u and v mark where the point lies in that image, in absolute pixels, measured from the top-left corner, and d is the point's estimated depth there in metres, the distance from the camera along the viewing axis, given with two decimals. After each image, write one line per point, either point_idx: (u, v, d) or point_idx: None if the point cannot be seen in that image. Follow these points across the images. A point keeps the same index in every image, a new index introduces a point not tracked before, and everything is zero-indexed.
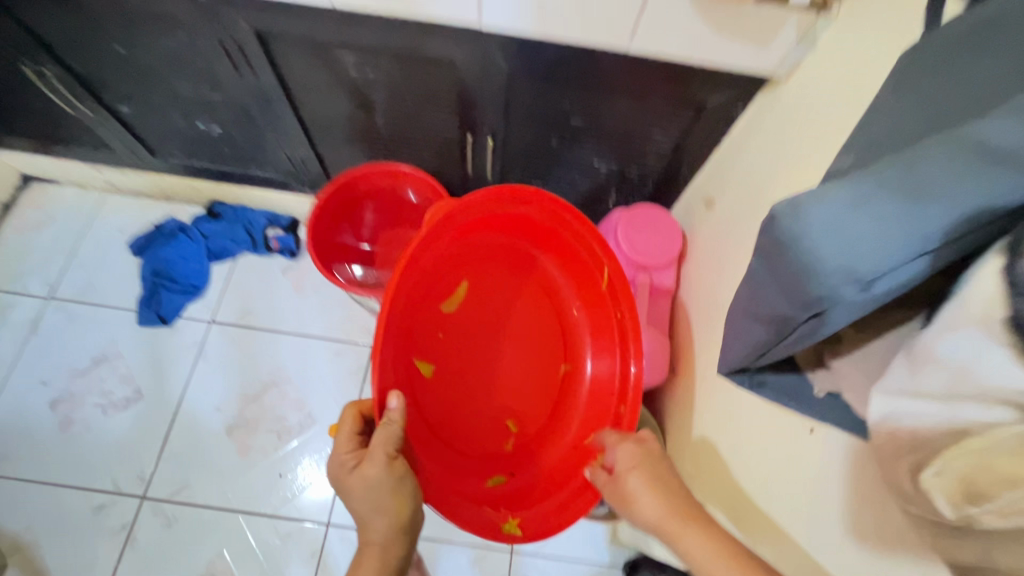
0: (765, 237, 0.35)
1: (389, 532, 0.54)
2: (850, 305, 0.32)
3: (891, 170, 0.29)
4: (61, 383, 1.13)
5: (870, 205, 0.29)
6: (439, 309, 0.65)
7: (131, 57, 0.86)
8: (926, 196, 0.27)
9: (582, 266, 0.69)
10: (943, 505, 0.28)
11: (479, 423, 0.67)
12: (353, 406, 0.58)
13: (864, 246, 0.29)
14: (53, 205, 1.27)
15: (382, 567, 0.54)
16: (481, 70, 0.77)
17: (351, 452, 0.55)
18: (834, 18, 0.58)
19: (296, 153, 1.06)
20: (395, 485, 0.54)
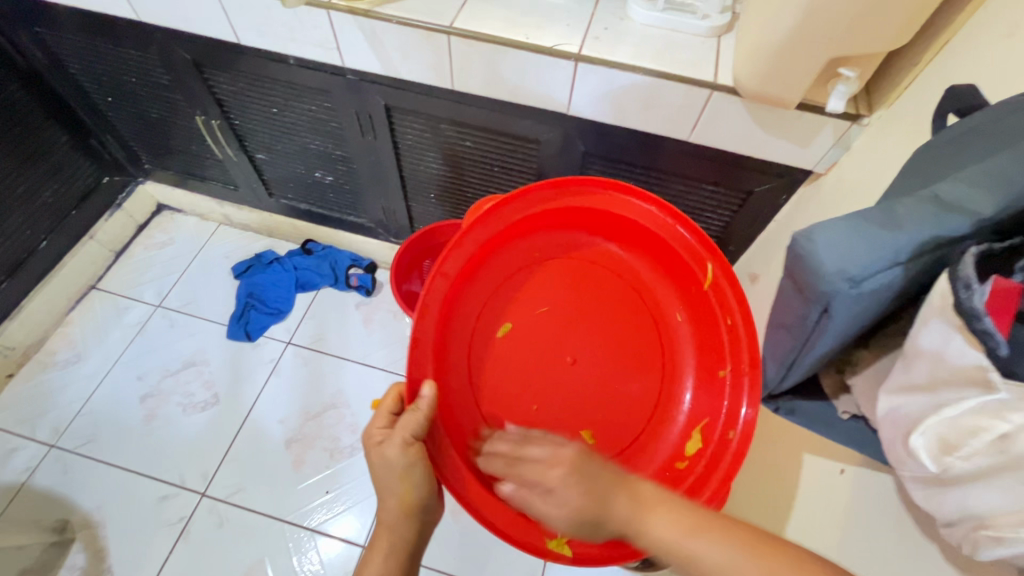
0: (789, 261, 0.37)
1: (396, 511, 0.57)
2: (852, 300, 0.33)
3: (890, 204, 0.34)
4: (153, 380, 1.27)
5: (878, 225, 0.33)
6: (517, 298, 0.67)
7: (279, 115, 1.07)
8: (918, 217, 0.32)
9: (677, 263, 0.65)
10: (926, 460, 0.30)
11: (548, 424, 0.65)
12: (394, 386, 0.61)
13: (872, 252, 0.32)
14: (177, 229, 1.49)
15: (388, 546, 0.58)
16: (561, 148, 0.92)
17: (382, 426, 0.58)
18: (864, 126, 0.70)
19: (390, 204, 1.24)
20: (405, 470, 0.57)
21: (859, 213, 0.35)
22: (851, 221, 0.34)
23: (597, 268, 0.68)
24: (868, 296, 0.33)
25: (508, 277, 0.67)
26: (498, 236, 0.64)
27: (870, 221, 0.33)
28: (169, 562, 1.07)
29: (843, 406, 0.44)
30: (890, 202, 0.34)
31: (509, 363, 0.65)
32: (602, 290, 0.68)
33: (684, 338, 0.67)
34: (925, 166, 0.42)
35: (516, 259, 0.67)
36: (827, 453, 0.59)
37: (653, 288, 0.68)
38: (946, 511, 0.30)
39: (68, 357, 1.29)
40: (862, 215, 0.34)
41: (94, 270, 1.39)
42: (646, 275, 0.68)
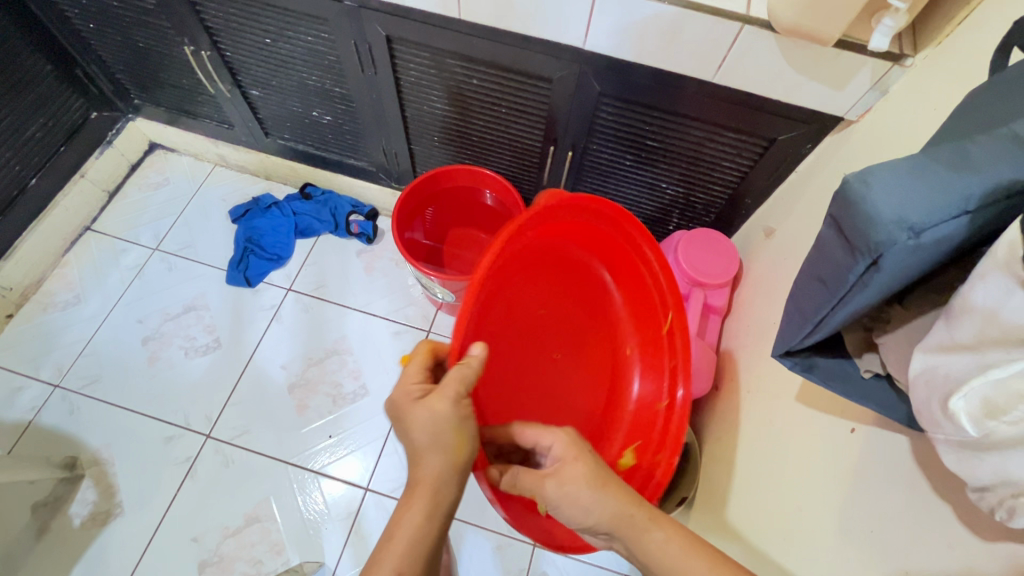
0: (839, 204, 0.34)
1: (444, 466, 0.56)
2: (906, 252, 0.31)
3: (954, 148, 0.31)
4: (154, 323, 1.26)
5: (945, 172, 0.30)
6: (516, 300, 0.70)
7: (274, 47, 1.01)
8: (985, 166, 0.29)
9: (647, 309, 0.76)
10: (966, 425, 0.29)
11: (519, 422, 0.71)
12: (426, 344, 0.64)
13: (934, 200, 0.29)
14: (171, 169, 1.45)
15: (430, 503, 0.55)
16: (574, 87, 0.87)
17: (418, 384, 0.60)
18: (907, 68, 0.64)
19: (393, 147, 1.18)
20: (457, 424, 0.58)
21: (922, 156, 0.32)
22: (911, 165, 0.31)
23: (583, 286, 0.76)
24: (919, 248, 0.30)
25: (517, 276, 0.69)
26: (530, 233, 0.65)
27: (934, 166, 0.30)
28: (177, 499, 1.09)
29: (867, 365, 0.43)
30: (954, 146, 0.31)
31: (500, 358, 0.69)
32: (582, 306, 0.76)
33: (635, 361, 0.77)
34: (992, 105, 0.37)
35: (526, 259, 0.69)
36: (838, 412, 0.57)
37: (616, 312, 0.78)
38: (979, 475, 0.29)
39: (67, 299, 1.27)
40: (925, 160, 0.31)
41: (88, 210, 1.35)
42: (615, 304, 0.78)
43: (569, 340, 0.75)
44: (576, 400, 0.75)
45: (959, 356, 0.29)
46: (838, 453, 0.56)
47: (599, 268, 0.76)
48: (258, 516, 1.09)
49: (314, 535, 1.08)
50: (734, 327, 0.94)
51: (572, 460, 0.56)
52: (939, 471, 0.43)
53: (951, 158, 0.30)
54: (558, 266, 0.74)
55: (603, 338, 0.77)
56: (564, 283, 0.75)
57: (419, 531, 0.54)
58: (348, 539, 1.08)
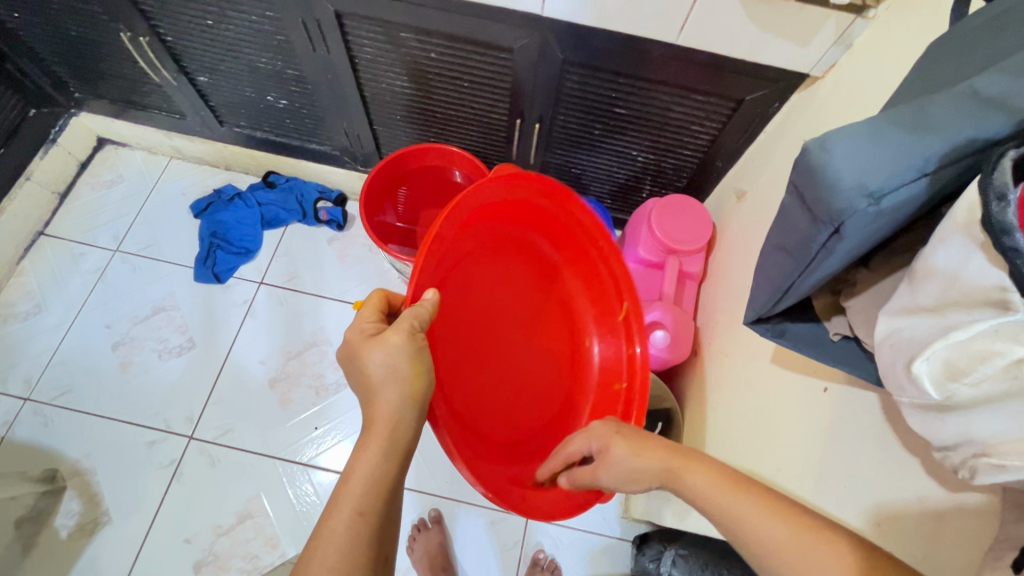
0: (799, 172, 0.33)
1: (401, 401, 0.55)
2: (866, 218, 0.30)
3: (911, 109, 0.30)
4: (123, 327, 1.22)
5: (902, 133, 0.29)
6: (471, 289, 0.68)
7: (217, 29, 0.95)
8: (943, 124, 0.28)
9: (592, 269, 0.77)
10: (930, 388, 0.29)
11: (498, 405, 0.70)
12: (378, 292, 0.63)
13: (894, 164, 0.29)
14: (124, 166, 1.38)
15: (386, 441, 0.55)
16: (535, 55, 0.83)
17: (374, 323, 0.59)
18: (870, 20, 0.63)
19: (354, 129, 1.14)
20: (415, 354, 0.55)
21: (882, 114, 0.31)
22: (868, 125, 0.30)
23: (527, 257, 0.75)
24: (879, 211, 0.30)
25: (462, 268, 0.67)
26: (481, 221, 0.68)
27: (890, 126, 0.29)
28: (166, 502, 1.08)
29: (835, 329, 0.43)
30: (911, 106, 0.30)
31: (461, 351, 0.67)
32: (532, 281, 0.75)
33: (590, 319, 0.78)
34: (951, 59, 0.37)
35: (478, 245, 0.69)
36: (812, 372, 0.58)
37: (569, 284, 0.78)
38: (942, 436, 0.30)
39: (27, 308, 1.22)
40: (882, 120, 0.30)
41: (40, 215, 1.29)
42: (560, 267, 0.78)
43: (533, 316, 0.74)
44: (548, 371, 0.74)
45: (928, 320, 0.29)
46: (814, 412, 0.57)
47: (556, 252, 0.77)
48: (249, 512, 1.09)
49: (307, 525, 1.09)
50: (711, 292, 0.94)
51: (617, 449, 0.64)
52: (909, 427, 0.44)
53: (910, 118, 0.29)
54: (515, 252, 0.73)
55: (559, 304, 0.77)
56: (512, 261, 0.73)
57: (377, 465, 0.54)
58: None
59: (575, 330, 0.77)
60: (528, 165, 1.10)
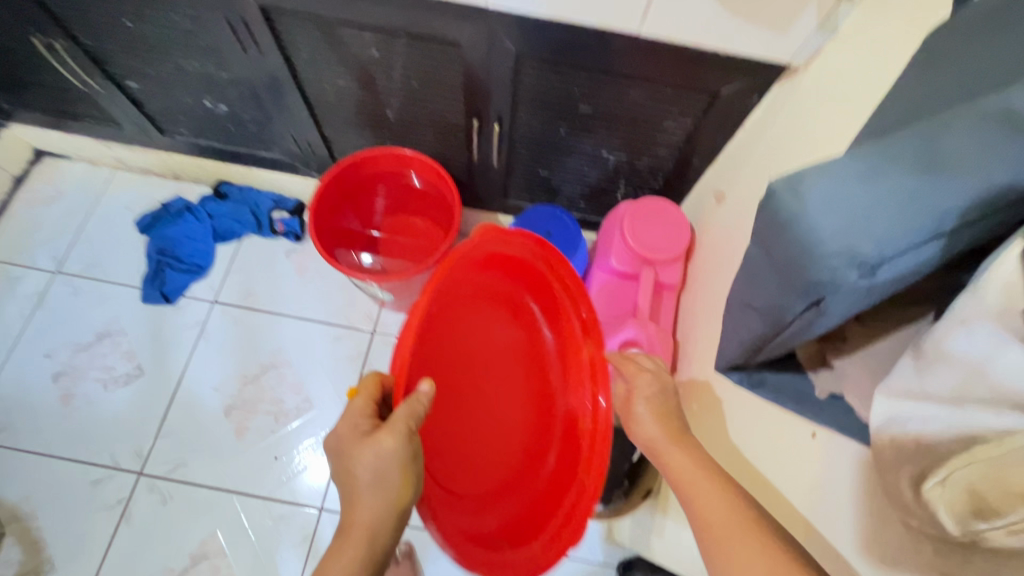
0: (770, 225, 0.33)
1: (385, 508, 0.51)
2: (855, 290, 0.31)
3: (895, 153, 0.28)
4: (65, 356, 1.14)
5: (894, 194, 0.28)
6: (438, 342, 0.61)
7: (137, 30, 0.86)
8: (936, 182, 0.27)
9: (558, 309, 0.70)
10: (946, 519, 0.27)
11: (462, 463, 0.63)
12: (374, 374, 0.56)
13: (882, 230, 0.28)
14: (63, 179, 1.28)
15: (365, 548, 0.50)
16: (486, 50, 0.75)
17: (367, 415, 0.53)
18: (856, 2, 0.55)
19: (303, 135, 1.05)
20: (407, 462, 0.50)
21: (870, 151, 0.29)
22: (854, 174, 0.29)
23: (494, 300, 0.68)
24: (867, 281, 0.30)
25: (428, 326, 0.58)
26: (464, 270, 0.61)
27: (876, 179, 0.28)
28: (113, 546, 1.00)
29: (822, 382, 0.39)
30: (897, 150, 0.28)
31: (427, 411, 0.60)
32: (499, 325, 0.68)
33: (555, 360, 0.71)
34: None
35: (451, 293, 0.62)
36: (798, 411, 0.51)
37: (537, 324, 0.71)
38: None
39: None
40: (866, 165, 0.29)
41: None
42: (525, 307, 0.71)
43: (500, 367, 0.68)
44: (514, 421, 0.68)
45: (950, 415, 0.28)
46: (802, 457, 0.50)
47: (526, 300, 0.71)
48: (205, 553, 1.01)
49: (268, 564, 1.01)
50: (690, 305, 0.86)
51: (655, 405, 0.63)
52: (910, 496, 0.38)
53: (901, 173, 0.28)
54: (483, 294, 0.66)
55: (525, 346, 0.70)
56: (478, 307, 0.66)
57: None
58: (306, 564, 1.01)
59: (540, 373, 0.70)
60: (492, 169, 1.02)
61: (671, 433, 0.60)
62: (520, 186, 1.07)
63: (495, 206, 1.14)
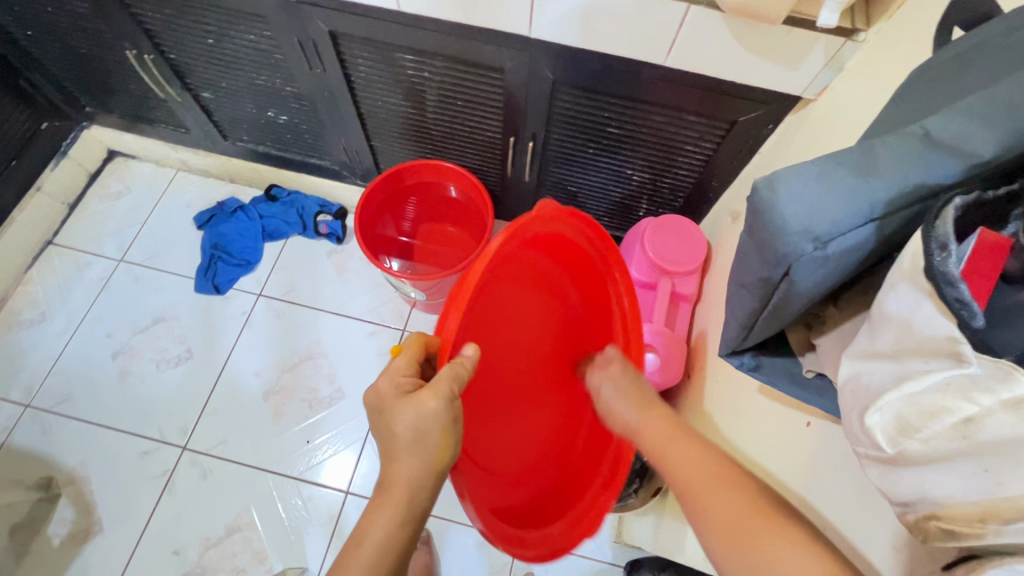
0: (752, 216, 0.35)
1: (424, 468, 0.55)
2: (814, 263, 0.33)
3: (848, 155, 0.32)
4: (124, 336, 1.24)
5: (843, 181, 0.31)
6: (495, 327, 0.67)
7: (218, 48, 0.97)
8: (878, 177, 0.31)
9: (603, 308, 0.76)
10: (881, 440, 0.29)
11: (509, 438, 0.71)
12: (419, 335, 0.61)
13: (833, 208, 0.31)
14: (132, 177, 1.41)
15: (404, 505, 0.54)
16: (527, 75, 0.83)
17: (410, 377, 0.58)
18: (860, 43, 0.62)
19: (353, 145, 1.15)
20: (447, 424, 0.55)
21: (830, 157, 0.33)
22: (812, 170, 0.32)
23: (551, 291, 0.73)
24: (820, 255, 0.32)
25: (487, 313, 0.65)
26: (522, 259, 0.66)
27: (830, 173, 0.32)
28: (157, 513, 1.09)
29: (807, 363, 0.42)
30: (855, 153, 0.32)
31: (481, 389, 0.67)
32: (550, 315, 0.74)
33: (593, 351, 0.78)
34: (932, 94, 0.36)
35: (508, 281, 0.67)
36: (795, 404, 0.56)
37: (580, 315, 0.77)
38: (898, 491, 0.29)
39: (32, 316, 1.24)
40: (822, 165, 0.32)
41: (48, 224, 1.32)
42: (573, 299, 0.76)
43: (539, 349, 0.74)
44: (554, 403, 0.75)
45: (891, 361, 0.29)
46: (798, 445, 0.55)
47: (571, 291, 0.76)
48: (239, 526, 1.08)
49: (295, 541, 1.08)
50: (704, 316, 0.92)
51: (629, 389, 0.67)
52: None
53: (848, 168, 0.32)
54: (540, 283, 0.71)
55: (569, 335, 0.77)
56: (535, 295, 0.71)
57: (388, 529, 0.53)
58: (330, 544, 1.08)
59: (578, 361, 0.78)
60: (523, 183, 1.10)
61: (642, 408, 0.64)
62: (548, 200, 1.14)
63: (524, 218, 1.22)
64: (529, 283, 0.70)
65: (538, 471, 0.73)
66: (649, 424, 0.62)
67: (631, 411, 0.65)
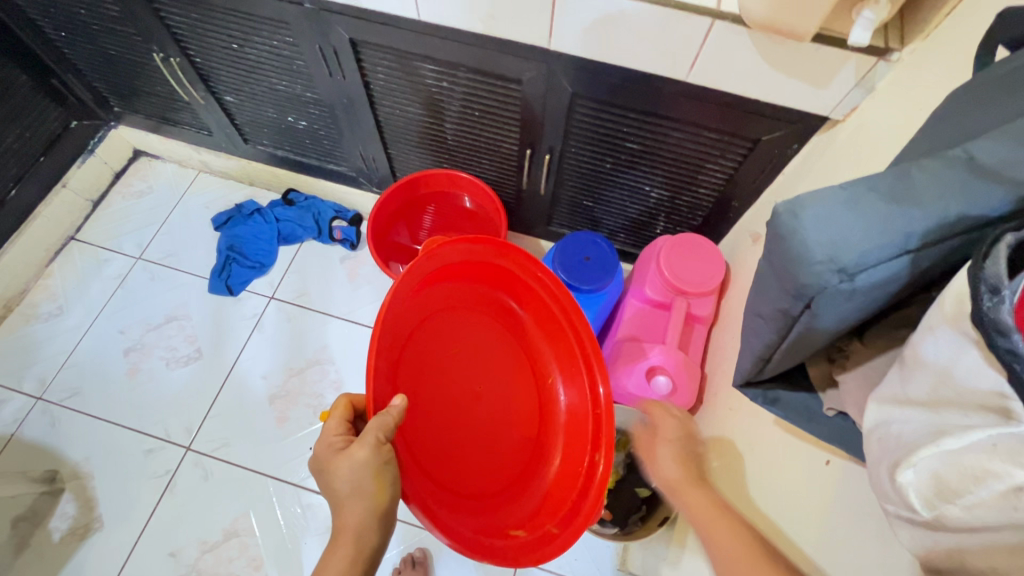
0: (772, 242, 0.33)
1: (367, 514, 0.53)
2: (839, 295, 0.30)
3: (881, 180, 0.30)
4: (136, 333, 1.25)
5: (873, 208, 0.29)
6: (432, 353, 0.67)
7: (242, 52, 0.98)
8: (913, 205, 0.28)
9: (542, 312, 0.74)
10: (916, 502, 0.27)
11: (481, 459, 0.68)
12: (343, 398, 0.60)
13: (862, 237, 0.29)
14: (154, 177, 1.43)
15: (353, 550, 0.53)
16: (545, 87, 0.82)
17: (342, 435, 0.57)
18: (893, 63, 0.60)
19: (370, 153, 1.15)
20: (379, 469, 0.53)
21: (860, 181, 0.31)
22: (839, 194, 0.30)
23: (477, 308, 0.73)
24: (846, 287, 0.30)
25: (416, 340, 0.65)
26: (434, 284, 0.67)
27: (859, 198, 0.29)
28: (157, 513, 1.08)
29: (829, 401, 0.39)
30: (888, 179, 0.30)
31: (434, 415, 0.66)
32: (490, 329, 0.73)
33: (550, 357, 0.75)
34: (974, 117, 0.34)
35: (430, 307, 0.68)
36: (814, 440, 0.53)
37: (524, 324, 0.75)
38: (933, 555, 0.27)
39: (50, 310, 1.26)
40: (851, 191, 0.30)
41: (71, 220, 1.34)
42: (510, 309, 0.75)
43: (495, 366, 0.71)
44: (522, 413, 0.71)
45: (925, 411, 0.27)
46: (816, 484, 0.52)
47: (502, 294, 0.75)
48: (236, 530, 1.07)
49: (292, 550, 1.06)
50: (720, 340, 0.89)
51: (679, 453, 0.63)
52: None
53: (879, 194, 0.29)
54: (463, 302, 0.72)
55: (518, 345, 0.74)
56: (463, 315, 0.71)
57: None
58: None
59: (536, 372, 0.74)
60: (538, 196, 1.09)
61: (687, 476, 0.60)
62: (563, 214, 1.13)
63: (538, 231, 1.21)
64: (452, 304, 0.70)
65: (521, 492, 0.69)
66: (681, 490, 0.59)
67: (671, 467, 0.62)
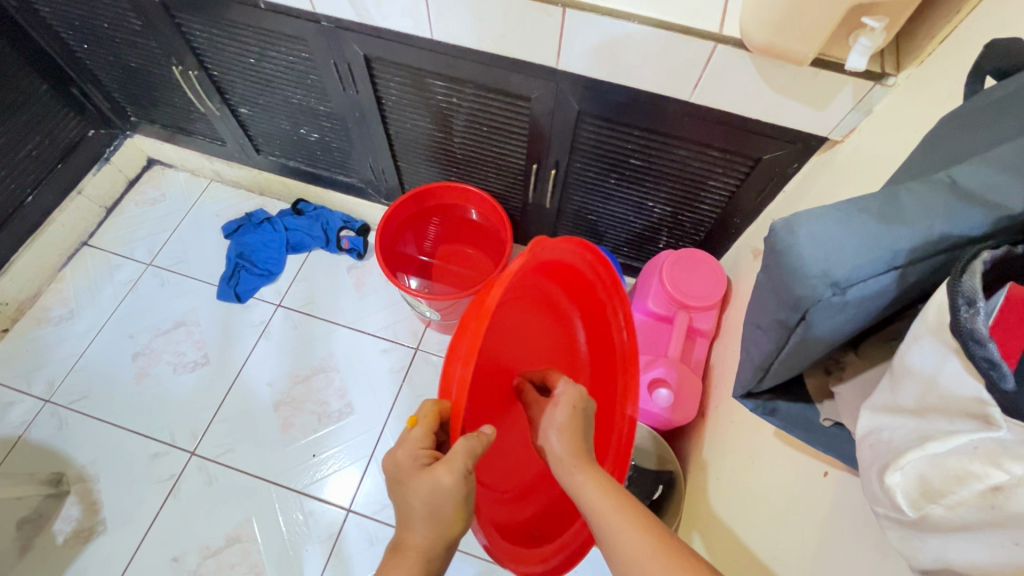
0: (770, 256, 0.35)
1: (436, 537, 0.54)
2: (832, 308, 0.32)
3: (872, 200, 0.32)
4: (145, 338, 1.27)
5: (864, 225, 0.31)
6: (500, 342, 0.66)
7: (258, 67, 1.01)
8: (902, 223, 0.30)
9: (597, 329, 0.78)
10: (903, 503, 0.28)
11: (514, 456, 0.70)
12: (431, 405, 0.57)
13: (852, 253, 0.31)
14: (167, 185, 1.46)
15: (419, 572, 0.52)
16: (553, 105, 0.85)
17: (426, 450, 0.55)
18: (890, 87, 0.62)
19: (380, 165, 1.18)
20: (461, 499, 0.53)
21: (851, 201, 0.33)
22: (833, 213, 0.32)
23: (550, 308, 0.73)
24: (838, 300, 0.32)
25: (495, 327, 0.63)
26: (527, 278, 0.66)
27: (850, 216, 0.32)
28: (160, 517, 1.09)
29: (825, 411, 0.41)
30: (879, 199, 0.32)
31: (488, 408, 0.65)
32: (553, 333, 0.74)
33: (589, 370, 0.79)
34: (961, 142, 0.36)
35: (514, 298, 0.66)
36: (813, 453, 0.54)
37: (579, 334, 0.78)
38: (920, 557, 0.28)
39: (61, 314, 1.28)
40: (844, 210, 0.32)
41: (85, 226, 1.37)
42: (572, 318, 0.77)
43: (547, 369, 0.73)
44: None
45: (914, 418, 0.29)
46: (814, 495, 0.53)
47: (571, 304, 0.77)
48: (238, 536, 1.08)
49: (294, 556, 1.07)
50: (721, 354, 0.90)
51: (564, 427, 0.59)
52: None
53: (870, 213, 0.31)
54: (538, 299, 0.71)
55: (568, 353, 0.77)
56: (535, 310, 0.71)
57: None
58: (327, 562, 1.06)
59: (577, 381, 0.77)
60: (544, 210, 1.11)
61: (576, 451, 0.57)
62: (568, 227, 1.15)
63: None
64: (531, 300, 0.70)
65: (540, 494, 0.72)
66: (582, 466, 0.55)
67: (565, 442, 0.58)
